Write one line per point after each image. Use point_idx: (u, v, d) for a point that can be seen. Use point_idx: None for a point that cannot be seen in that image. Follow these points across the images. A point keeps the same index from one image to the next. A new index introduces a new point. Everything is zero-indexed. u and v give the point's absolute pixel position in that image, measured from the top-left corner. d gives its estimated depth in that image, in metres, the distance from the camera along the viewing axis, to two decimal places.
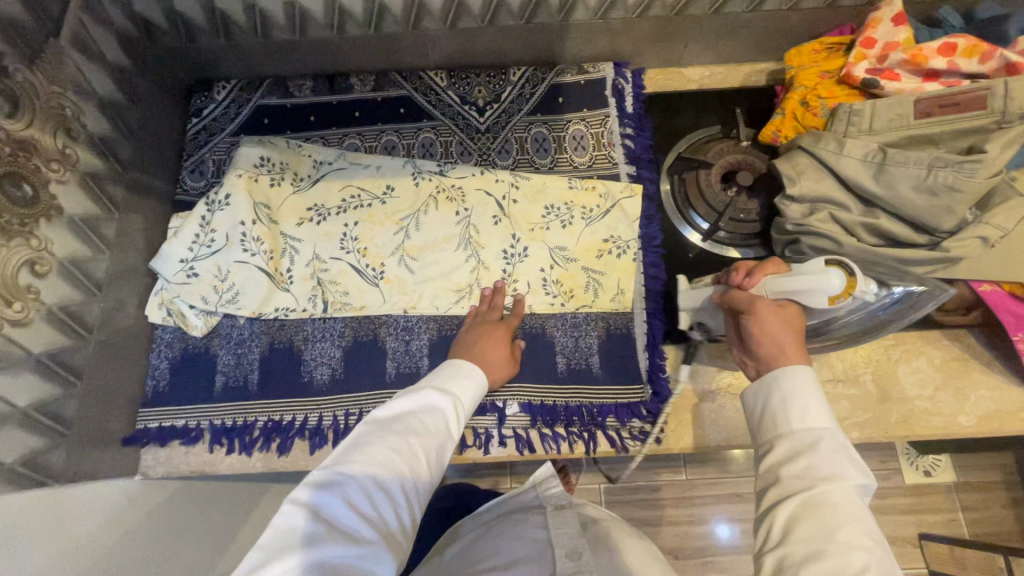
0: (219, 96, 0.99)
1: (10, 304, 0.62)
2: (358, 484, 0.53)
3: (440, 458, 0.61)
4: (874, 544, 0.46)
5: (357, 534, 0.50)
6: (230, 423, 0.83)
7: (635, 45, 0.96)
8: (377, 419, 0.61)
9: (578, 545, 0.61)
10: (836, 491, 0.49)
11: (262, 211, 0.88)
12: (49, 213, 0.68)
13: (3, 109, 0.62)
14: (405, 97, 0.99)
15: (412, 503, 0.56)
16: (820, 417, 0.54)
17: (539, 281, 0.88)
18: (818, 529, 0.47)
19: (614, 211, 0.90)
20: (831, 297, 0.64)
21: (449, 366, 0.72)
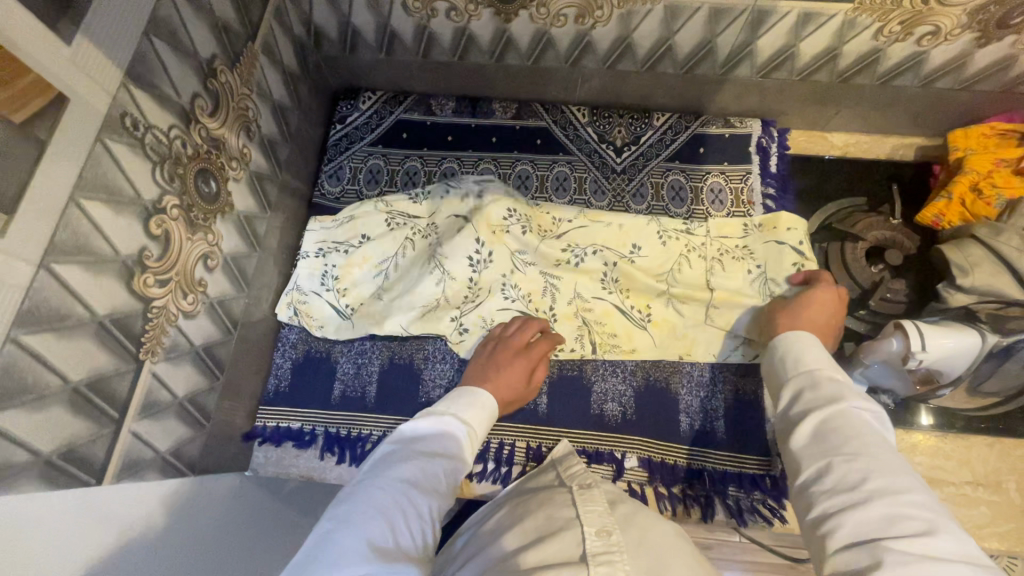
0: (363, 105, 1.00)
1: (185, 296, 0.64)
2: (388, 507, 0.50)
3: (455, 483, 0.59)
4: (884, 453, 0.48)
5: (388, 558, 0.45)
6: (345, 433, 0.83)
7: (785, 105, 0.94)
8: (401, 440, 0.59)
9: (608, 524, 0.50)
10: (841, 415, 0.52)
11: (425, 231, 0.90)
12: (224, 209, 0.70)
13: (207, 108, 0.65)
14: (543, 128, 0.99)
15: (437, 526, 0.52)
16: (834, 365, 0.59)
17: (679, 321, 0.85)
18: (826, 449, 0.50)
19: (760, 258, 0.86)
20: (901, 360, 0.64)
21: (462, 390, 0.69)
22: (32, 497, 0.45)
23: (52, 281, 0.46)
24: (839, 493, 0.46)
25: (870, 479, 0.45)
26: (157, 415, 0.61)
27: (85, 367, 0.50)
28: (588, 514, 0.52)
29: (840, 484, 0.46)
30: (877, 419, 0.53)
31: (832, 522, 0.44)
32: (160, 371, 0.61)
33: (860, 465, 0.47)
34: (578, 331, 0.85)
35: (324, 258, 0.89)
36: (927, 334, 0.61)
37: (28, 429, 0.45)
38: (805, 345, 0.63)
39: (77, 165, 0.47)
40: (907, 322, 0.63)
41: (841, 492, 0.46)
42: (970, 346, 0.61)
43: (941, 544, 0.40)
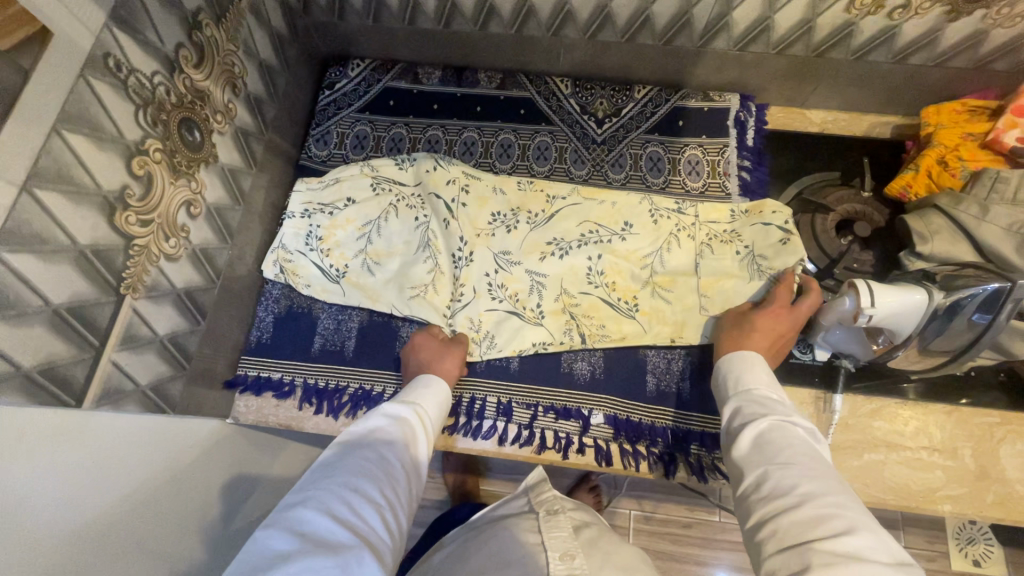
0: (352, 72, 1.03)
1: (168, 239, 0.67)
2: (334, 498, 0.53)
3: (409, 471, 0.62)
4: (818, 463, 0.54)
5: (336, 543, 0.48)
6: (323, 384, 0.86)
7: (764, 80, 0.96)
8: (346, 439, 0.62)
9: (572, 548, 0.60)
10: (777, 425, 0.59)
11: (411, 203, 0.94)
12: (208, 160, 0.72)
13: (192, 59, 0.67)
14: (527, 99, 1.01)
15: (391, 506, 0.56)
16: (770, 382, 0.67)
17: (668, 308, 0.87)
18: (765, 455, 0.56)
19: (747, 239, 0.88)
20: (852, 318, 0.65)
21: (410, 384, 0.75)
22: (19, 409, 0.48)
23: (34, 205, 0.49)
24: (777, 498, 0.51)
25: (799, 486, 0.51)
26: (139, 349, 0.64)
27: (65, 290, 0.53)
28: (551, 539, 0.61)
29: (774, 491, 0.52)
30: (810, 435, 0.59)
31: (771, 524, 0.50)
32: (141, 308, 0.64)
33: (794, 473, 0.53)
34: (567, 326, 0.86)
35: (308, 218, 0.92)
36: (877, 292, 0.63)
37: (9, 342, 0.48)
38: (751, 360, 0.70)
39: (60, 97, 0.50)
40: (856, 280, 0.65)
41: (776, 497, 0.52)
42: (913, 304, 0.63)
43: (865, 545, 0.45)
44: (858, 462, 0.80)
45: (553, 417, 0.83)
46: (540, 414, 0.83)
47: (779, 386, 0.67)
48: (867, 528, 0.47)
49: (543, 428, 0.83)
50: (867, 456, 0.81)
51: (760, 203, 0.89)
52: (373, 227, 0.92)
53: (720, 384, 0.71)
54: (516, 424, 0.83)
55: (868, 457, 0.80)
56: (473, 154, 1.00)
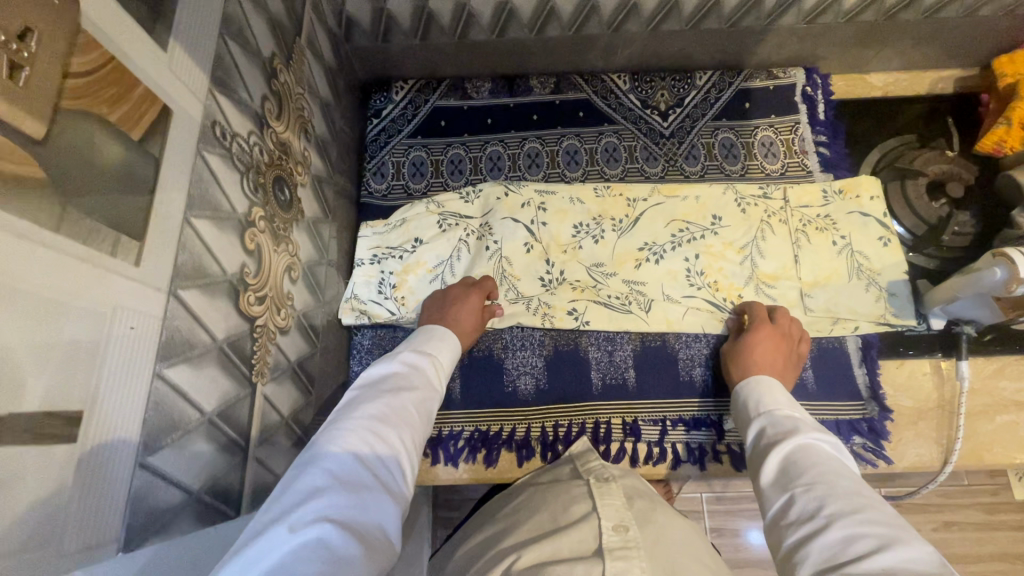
0: (396, 95, 0.96)
1: (279, 312, 0.61)
2: (357, 438, 0.49)
3: (425, 415, 0.58)
4: (846, 477, 0.49)
5: (357, 485, 0.44)
6: (436, 433, 0.81)
7: (828, 50, 0.93)
8: (367, 381, 0.58)
9: (626, 518, 0.53)
10: (800, 446, 0.54)
11: (484, 230, 0.89)
12: (297, 217, 0.66)
13: (274, 111, 0.61)
14: (585, 100, 0.97)
15: (410, 453, 0.52)
16: (790, 403, 0.63)
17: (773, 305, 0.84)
18: (788, 477, 0.52)
19: (844, 230, 0.86)
20: (1005, 288, 0.64)
21: (421, 332, 0.71)
22: (176, 542, 0.41)
23: (180, 307, 0.43)
24: (803, 524, 0.47)
25: (827, 506, 0.46)
26: (272, 438, 0.59)
27: (214, 395, 0.47)
28: (604, 507, 0.55)
29: (802, 515, 0.48)
30: (836, 451, 0.55)
31: (799, 552, 0.45)
32: (269, 393, 0.58)
33: (818, 493, 0.48)
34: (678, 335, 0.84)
35: (379, 265, 0.86)
36: None
37: (180, 468, 0.43)
38: (763, 382, 0.67)
39: (186, 183, 0.44)
40: (1012, 251, 0.63)
41: (804, 523, 0.47)
42: None
43: (900, 560, 0.40)
44: (991, 425, 0.80)
45: (682, 429, 0.80)
46: (669, 428, 0.80)
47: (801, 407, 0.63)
48: (902, 539, 0.41)
49: (675, 442, 0.80)
50: (999, 418, 0.80)
51: (854, 184, 0.88)
52: (446, 266, 0.87)
53: (742, 406, 0.67)
54: (645, 442, 0.80)
55: (1000, 419, 0.80)
56: (540, 165, 0.95)
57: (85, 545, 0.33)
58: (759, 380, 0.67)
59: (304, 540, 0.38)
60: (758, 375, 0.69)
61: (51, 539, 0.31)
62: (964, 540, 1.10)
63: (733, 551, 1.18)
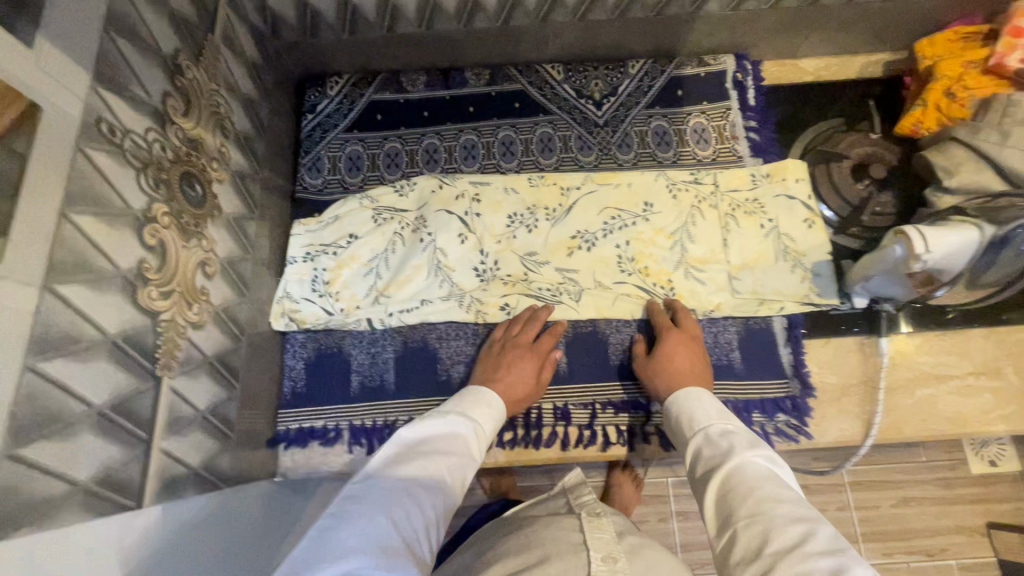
0: (331, 90, 0.97)
1: (190, 306, 0.62)
2: (398, 509, 0.51)
3: (462, 482, 0.60)
4: (791, 503, 0.49)
5: (369, 552, 0.46)
6: (370, 423, 0.82)
7: (756, 36, 0.94)
8: (400, 445, 0.59)
9: (615, 551, 0.56)
10: (740, 470, 0.53)
11: (418, 223, 0.90)
12: (213, 213, 0.67)
13: (179, 107, 0.61)
14: (520, 91, 0.97)
15: (430, 514, 0.54)
16: (723, 415, 0.62)
17: (702, 289, 0.86)
18: (731, 508, 0.51)
19: (771, 213, 0.88)
20: (907, 264, 0.66)
21: (467, 393, 0.71)
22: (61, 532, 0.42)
23: (59, 303, 0.43)
24: (752, 561, 0.46)
25: (771, 542, 0.46)
26: (184, 430, 0.60)
27: (105, 388, 0.48)
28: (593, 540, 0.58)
29: (748, 551, 0.47)
30: (769, 463, 0.55)
31: None
32: (179, 386, 0.59)
33: (763, 526, 0.47)
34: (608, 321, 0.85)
35: (312, 261, 0.87)
36: (929, 235, 0.64)
37: (64, 459, 0.43)
38: (695, 399, 0.66)
39: (62, 180, 0.44)
40: (906, 229, 0.66)
41: (752, 561, 0.46)
42: (969, 237, 0.65)
43: None
44: (911, 399, 0.82)
45: (612, 411, 0.82)
46: (599, 412, 0.82)
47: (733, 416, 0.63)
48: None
49: (605, 425, 0.82)
50: (918, 392, 0.82)
51: (781, 167, 0.89)
52: (381, 260, 0.88)
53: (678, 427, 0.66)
54: (576, 426, 0.82)
55: (920, 392, 0.82)
56: (476, 157, 0.95)
57: None
58: (684, 393, 0.68)
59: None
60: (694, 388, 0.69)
61: None
62: (921, 516, 1.12)
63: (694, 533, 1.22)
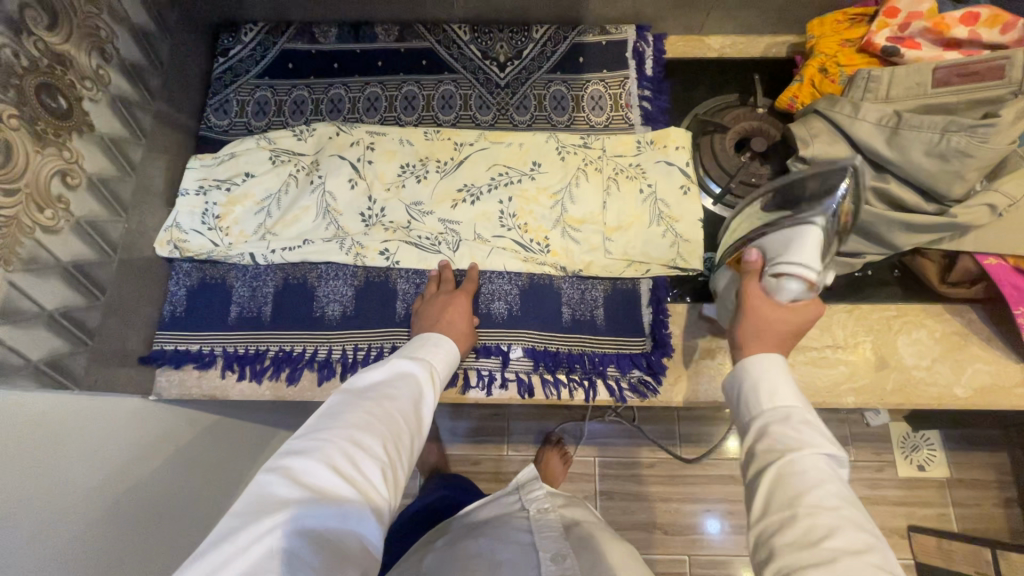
0: (245, 37, 1.00)
1: (44, 211, 0.65)
2: (342, 449, 0.53)
3: (420, 419, 0.62)
4: (816, 500, 0.47)
5: (322, 494, 0.50)
6: (243, 350, 0.86)
7: (656, 9, 0.96)
8: (355, 388, 0.61)
9: (562, 548, 0.65)
10: (810, 460, 0.49)
11: (312, 167, 0.93)
12: (81, 128, 0.71)
13: (42, 21, 0.65)
14: (427, 49, 1.00)
15: (395, 459, 0.56)
16: (801, 395, 0.55)
17: (576, 248, 0.88)
18: (785, 498, 0.48)
19: (652, 178, 0.90)
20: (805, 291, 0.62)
21: (417, 339, 0.73)
22: None
23: None
24: (804, 550, 0.44)
25: (832, 538, 0.44)
26: (24, 323, 0.63)
27: None
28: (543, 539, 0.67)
29: (801, 540, 0.45)
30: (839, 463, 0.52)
31: None
32: (21, 281, 0.62)
33: (827, 521, 0.45)
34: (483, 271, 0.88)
35: (204, 196, 0.90)
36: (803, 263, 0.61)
37: None
38: (769, 371, 0.57)
39: None
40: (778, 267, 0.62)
41: (802, 549, 0.45)
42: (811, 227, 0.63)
43: None
44: None
45: (474, 356, 0.84)
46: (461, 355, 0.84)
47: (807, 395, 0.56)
48: None
49: (466, 368, 0.84)
50: None
51: (665, 135, 0.91)
52: (273, 200, 0.92)
53: (738, 395, 0.58)
54: None
55: None
56: (378, 109, 0.98)
57: None
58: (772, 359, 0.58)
59: (282, 558, 0.46)
60: (766, 353, 0.59)
61: None
62: None
63: (617, 512, 1.32)
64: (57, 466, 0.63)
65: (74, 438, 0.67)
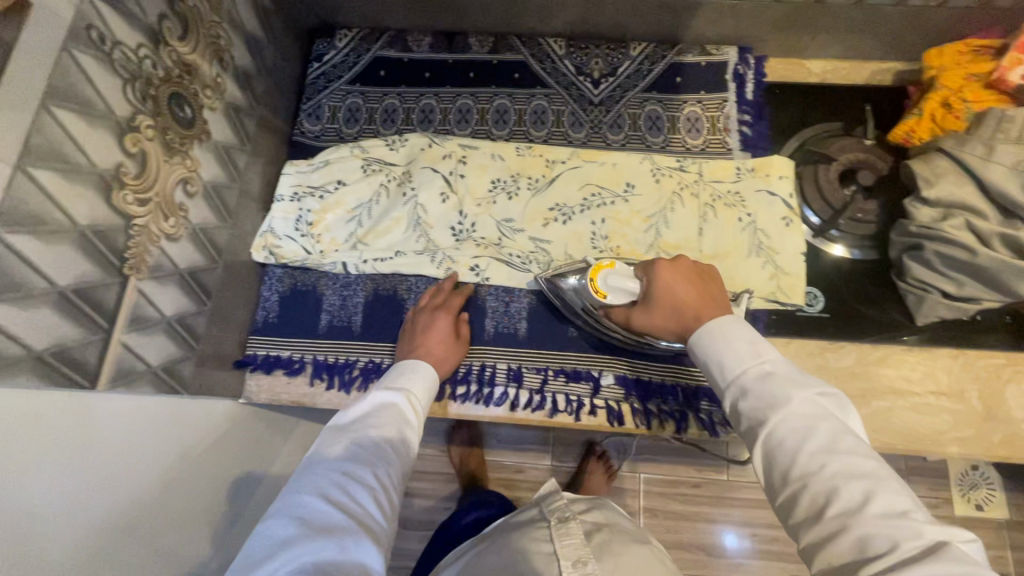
0: (340, 43, 1.00)
1: (167, 219, 0.66)
2: (328, 484, 0.54)
3: (405, 451, 0.63)
4: (837, 467, 0.49)
5: (324, 526, 0.50)
6: (333, 360, 0.86)
7: (761, 31, 0.93)
8: (336, 427, 0.63)
9: (585, 556, 0.65)
10: (789, 418, 0.52)
11: (404, 178, 0.93)
12: (201, 137, 0.71)
13: (176, 32, 0.65)
14: (521, 62, 0.99)
15: (381, 488, 0.57)
16: (756, 348, 0.59)
17: None
18: (804, 467, 0.50)
19: (751, 207, 0.88)
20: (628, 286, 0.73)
21: (403, 366, 0.74)
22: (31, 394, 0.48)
23: (33, 186, 0.48)
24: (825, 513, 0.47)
25: (865, 503, 0.46)
26: (147, 331, 0.64)
27: (70, 272, 0.53)
28: (563, 548, 0.66)
29: (818, 507, 0.48)
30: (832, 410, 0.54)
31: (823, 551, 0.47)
32: (147, 289, 0.63)
33: (850, 483, 0.48)
34: None
35: (298, 202, 0.91)
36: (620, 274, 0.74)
37: (22, 327, 0.48)
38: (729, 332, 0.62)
39: (47, 73, 0.49)
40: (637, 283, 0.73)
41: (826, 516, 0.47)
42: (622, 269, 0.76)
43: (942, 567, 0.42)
44: (867, 409, 0.81)
45: (564, 380, 0.84)
46: (550, 378, 0.84)
47: (768, 345, 0.59)
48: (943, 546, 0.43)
49: (555, 392, 0.83)
50: (875, 403, 0.81)
51: (767, 163, 0.89)
52: (364, 209, 0.92)
53: (706, 366, 0.62)
54: (527, 389, 0.84)
55: (875, 404, 0.81)
56: (469, 122, 0.98)
57: None
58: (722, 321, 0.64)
59: None
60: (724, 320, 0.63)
61: None
62: None
63: (666, 533, 1.30)
64: (96, 441, 0.54)
65: (113, 413, 0.57)
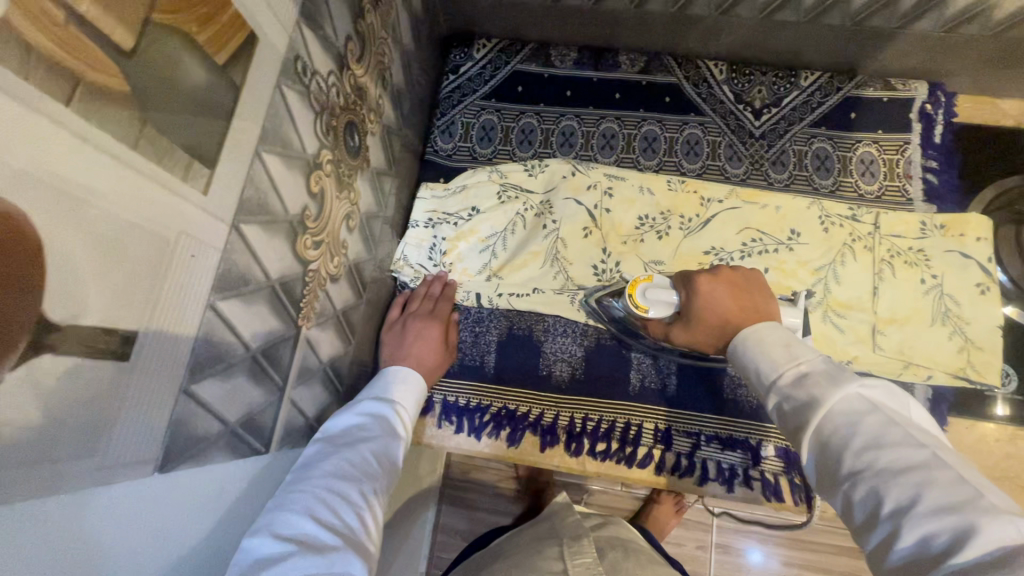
0: (477, 53, 0.93)
1: (332, 258, 0.60)
2: (320, 500, 0.48)
3: (389, 464, 0.57)
4: (901, 459, 0.39)
5: (315, 547, 0.44)
6: (465, 402, 0.81)
7: (959, 67, 0.83)
8: (326, 437, 0.57)
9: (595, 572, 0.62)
10: (844, 414, 0.43)
11: (543, 207, 0.86)
12: (363, 165, 0.65)
13: (355, 53, 0.59)
14: (673, 85, 0.90)
15: (370, 508, 0.51)
16: (790, 352, 0.50)
17: (839, 336, 0.78)
18: (852, 461, 0.41)
19: (937, 268, 0.78)
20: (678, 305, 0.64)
21: (385, 374, 0.69)
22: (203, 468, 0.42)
23: (240, 242, 0.42)
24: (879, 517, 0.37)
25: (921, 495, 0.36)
26: (308, 381, 0.59)
27: (260, 333, 0.48)
28: (574, 568, 0.63)
29: (884, 512, 0.38)
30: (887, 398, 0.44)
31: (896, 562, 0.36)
32: (313, 337, 0.58)
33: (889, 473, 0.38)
34: None
35: (433, 229, 0.86)
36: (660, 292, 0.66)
37: (221, 400, 0.43)
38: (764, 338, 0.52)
39: (261, 115, 0.43)
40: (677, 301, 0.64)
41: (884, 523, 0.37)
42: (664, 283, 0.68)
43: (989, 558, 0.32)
44: None
45: (717, 447, 0.77)
46: (702, 444, 0.77)
47: (804, 346, 0.50)
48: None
49: (706, 459, 0.76)
50: None
51: (960, 221, 0.79)
52: (499, 238, 0.84)
53: (746, 371, 0.53)
54: (675, 452, 0.77)
55: None
56: (614, 148, 0.89)
57: (126, 460, 0.34)
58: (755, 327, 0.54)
59: None
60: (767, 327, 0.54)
61: (95, 452, 0.31)
62: None
63: None
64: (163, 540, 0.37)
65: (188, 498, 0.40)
